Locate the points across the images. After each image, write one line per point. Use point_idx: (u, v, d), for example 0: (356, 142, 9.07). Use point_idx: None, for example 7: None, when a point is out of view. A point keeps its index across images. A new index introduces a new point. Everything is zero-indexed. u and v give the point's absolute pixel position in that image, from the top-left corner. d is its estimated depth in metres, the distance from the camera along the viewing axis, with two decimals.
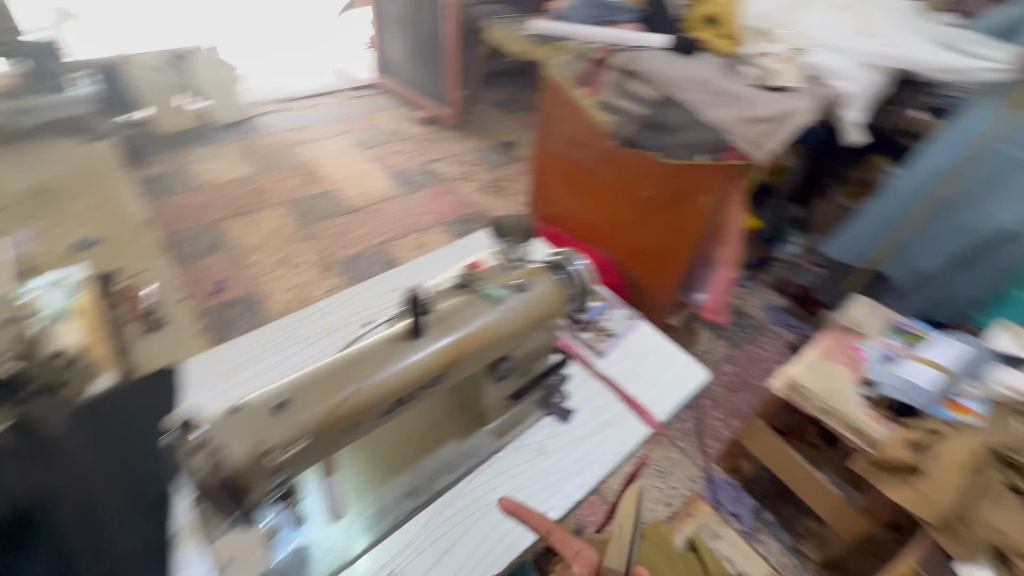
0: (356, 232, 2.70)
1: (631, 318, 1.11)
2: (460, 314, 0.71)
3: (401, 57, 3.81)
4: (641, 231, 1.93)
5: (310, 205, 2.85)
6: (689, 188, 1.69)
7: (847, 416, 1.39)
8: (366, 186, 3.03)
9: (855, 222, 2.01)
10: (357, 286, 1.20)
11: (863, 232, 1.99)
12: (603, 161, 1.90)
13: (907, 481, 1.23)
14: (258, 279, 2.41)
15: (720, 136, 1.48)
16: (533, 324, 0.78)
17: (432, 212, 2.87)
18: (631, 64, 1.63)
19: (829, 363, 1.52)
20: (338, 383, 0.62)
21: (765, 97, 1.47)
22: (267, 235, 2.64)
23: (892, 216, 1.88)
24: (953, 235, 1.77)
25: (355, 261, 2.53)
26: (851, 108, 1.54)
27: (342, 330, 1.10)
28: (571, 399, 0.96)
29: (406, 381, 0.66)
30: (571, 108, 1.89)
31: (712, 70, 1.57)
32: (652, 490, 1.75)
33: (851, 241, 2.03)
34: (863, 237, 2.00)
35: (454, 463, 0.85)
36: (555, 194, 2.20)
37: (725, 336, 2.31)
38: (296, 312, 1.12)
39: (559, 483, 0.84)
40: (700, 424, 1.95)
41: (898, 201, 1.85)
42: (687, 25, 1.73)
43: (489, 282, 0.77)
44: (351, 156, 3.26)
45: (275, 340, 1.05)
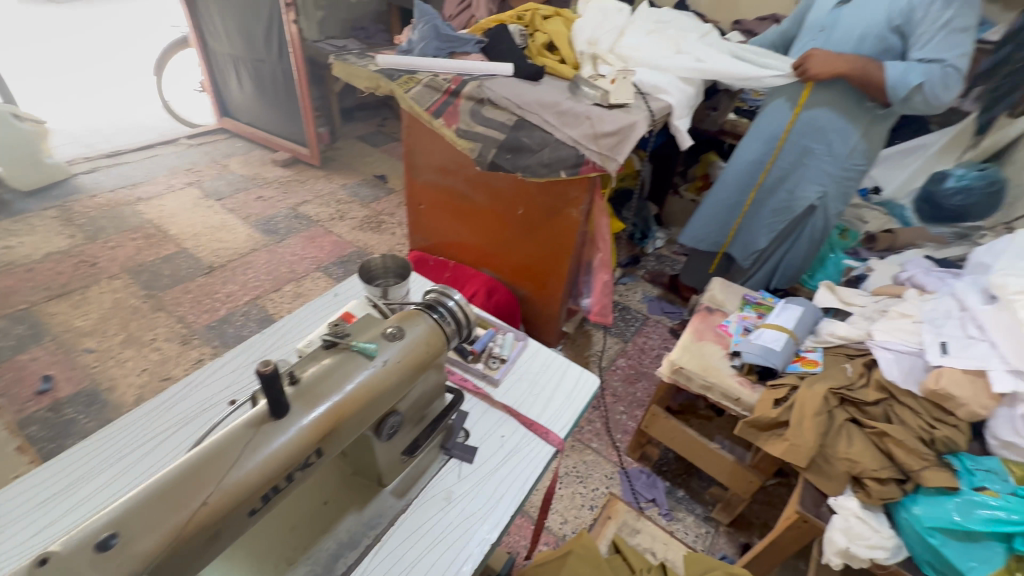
0: (218, 292, 2.42)
1: (518, 340, 1.12)
2: (326, 384, 0.66)
3: (246, 99, 3.56)
4: (523, 248, 1.96)
5: (158, 271, 2.49)
6: (558, 200, 1.76)
7: (724, 388, 1.56)
8: (225, 240, 2.74)
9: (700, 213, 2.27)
10: (216, 361, 1.03)
11: (709, 221, 2.25)
12: (475, 185, 1.92)
13: (779, 434, 1.40)
14: (97, 368, 2.02)
15: (576, 153, 1.59)
16: (418, 368, 0.76)
17: (307, 258, 2.68)
18: (484, 93, 1.68)
19: (703, 343, 1.69)
20: (184, 493, 0.54)
21: (610, 114, 1.59)
22: (102, 313, 2.24)
23: (726, 203, 2.17)
24: (774, 216, 2.09)
25: (222, 325, 2.26)
26: (677, 116, 1.76)
27: (213, 410, 0.94)
28: (472, 435, 0.94)
29: (271, 471, 0.59)
30: (436, 137, 1.89)
31: (560, 93, 1.68)
32: (576, 497, 1.77)
33: (703, 230, 2.29)
34: (710, 224, 2.26)
35: (357, 539, 0.77)
36: (436, 223, 2.17)
37: (617, 333, 2.45)
38: (140, 405, 0.93)
39: (469, 529, 0.81)
40: (608, 421, 2.04)
41: (728, 191, 2.14)
42: (528, 54, 1.85)
43: (359, 337, 0.73)
44: (202, 209, 2.93)
45: (119, 443, 0.87)
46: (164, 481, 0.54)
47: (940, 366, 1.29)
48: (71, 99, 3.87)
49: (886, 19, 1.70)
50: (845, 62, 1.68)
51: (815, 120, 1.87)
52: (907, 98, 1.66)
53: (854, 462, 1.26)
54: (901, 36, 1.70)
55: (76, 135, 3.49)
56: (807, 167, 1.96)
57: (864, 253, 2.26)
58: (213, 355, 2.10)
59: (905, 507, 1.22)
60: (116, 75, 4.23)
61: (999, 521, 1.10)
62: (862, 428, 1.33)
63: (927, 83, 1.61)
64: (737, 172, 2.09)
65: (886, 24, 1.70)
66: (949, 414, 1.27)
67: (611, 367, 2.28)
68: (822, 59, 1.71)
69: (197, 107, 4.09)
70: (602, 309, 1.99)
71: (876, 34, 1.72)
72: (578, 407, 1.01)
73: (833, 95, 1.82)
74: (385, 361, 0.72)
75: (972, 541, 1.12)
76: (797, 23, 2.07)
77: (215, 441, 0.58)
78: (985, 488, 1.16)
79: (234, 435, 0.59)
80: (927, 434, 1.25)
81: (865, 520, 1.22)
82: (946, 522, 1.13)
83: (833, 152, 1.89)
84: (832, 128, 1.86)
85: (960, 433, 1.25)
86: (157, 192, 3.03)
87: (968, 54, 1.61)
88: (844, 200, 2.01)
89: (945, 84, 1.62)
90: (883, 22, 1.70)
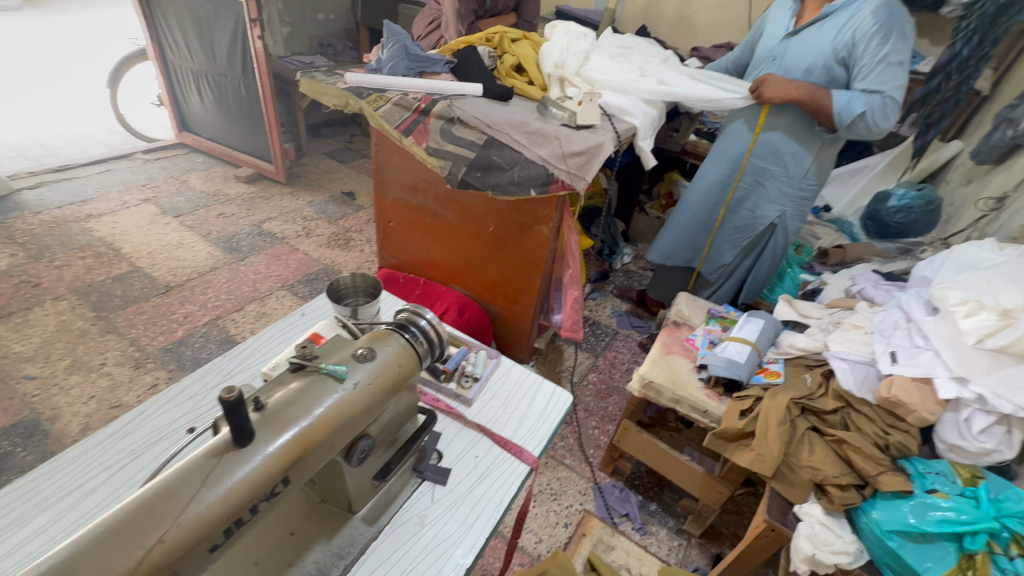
0: (175, 313, 2.31)
1: (490, 357, 1.12)
2: (293, 409, 0.64)
3: (207, 113, 3.47)
4: (492, 265, 1.98)
5: (109, 291, 2.36)
6: (528, 218, 1.78)
7: (694, 401, 1.59)
8: (183, 258, 2.63)
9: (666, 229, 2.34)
10: (175, 386, 0.98)
11: (674, 238, 2.32)
12: (445, 203, 1.93)
13: (746, 445, 1.43)
14: (38, 397, 1.88)
15: (545, 172, 1.62)
16: (389, 390, 0.74)
17: (272, 276, 2.60)
18: (454, 112, 1.69)
19: (672, 356, 1.72)
20: (138, 532, 0.51)
21: (577, 135, 1.63)
22: (45, 337, 2.10)
23: (692, 221, 2.25)
24: (737, 233, 2.20)
25: (180, 347, 2.15)
26: (641, 138, 1.82)
27: (170, 439, 0.89)
28: (445, 456, 0.92)
29: (235, 504, 0.56)
30: (406, 155, 1.90)
31: (529, 113, 1.71)
32: (551, 514, 1.76)
33: (668, 246, 2.36)
34: (675, 241, 2.33)
35: (325, 570, 0.74)
36: (405, 241, 2.16)
37: (587, 348, 2.48)
38: (88, 437, 0.87)
39: (443, 554, 0.79)
40: (581, 436, 2.05)
41: (693, 210, 2.22)
42: (497, 75, 1.90)
43: (328, 359, 0.71)
44: (159, 226, 2.82)
45: (61, 481, 0.81)
46: (116, 519, 0.51)
47: (891, 374, 1.36)
48: (16, 109, 3.69)
49: (831, 52, 1.81)
50: (796, 88, 1.79)
51: (771, 143, 1.98)
52: (852, 124, 1.78)
53: (816, 469, 1.31)
54: (845, 67, 1.83)
55: (23, 149, 3.33)
56: (765, 187, 2.06)
57: (818, 267, 2.37)
58: (169, 379, 2.00)
59: (865, 512, 1.26)
60: (66, 87, 4.06)
61: (951, 522, 1.15)
62: (823, 436, 1.38)
63: (869, 112, 1.73)
64: (701, 192, 2.17)
65: (831, 56, 1.82)
66: (901, 420, 1.34)
67: (583, 382, 2.30)
68: (775, 86, 1.82)
69: (154, 121, 3.95)
70: (573, 324, 2.02)
71: (823, 65, 1.85)
72: (552, 424, 1.01)
73: (784, 120, 1.93)
74: (356, 383, 0.70)
75: (927, 542, 1.17)
76: (748, 51, 2.19)
77: (172, 474, 0.55)
78: (936, 490, 1.22)
79: (194, 465, 0.57)
80: (882, 440, 1.31)
81: (828, 526, 1.26)
82: (903, 525, 1.18)
83: (789, 173, 2.00)
84: (787, 151, 1.96)
85: (911, 438, 1.31)
86: (109, 208, 2.89)
87: (903, 86, 1.74)
88: (801, 217, 2.11)
89: (885, 112, 1.74)
90: (828, 55, 1.82)
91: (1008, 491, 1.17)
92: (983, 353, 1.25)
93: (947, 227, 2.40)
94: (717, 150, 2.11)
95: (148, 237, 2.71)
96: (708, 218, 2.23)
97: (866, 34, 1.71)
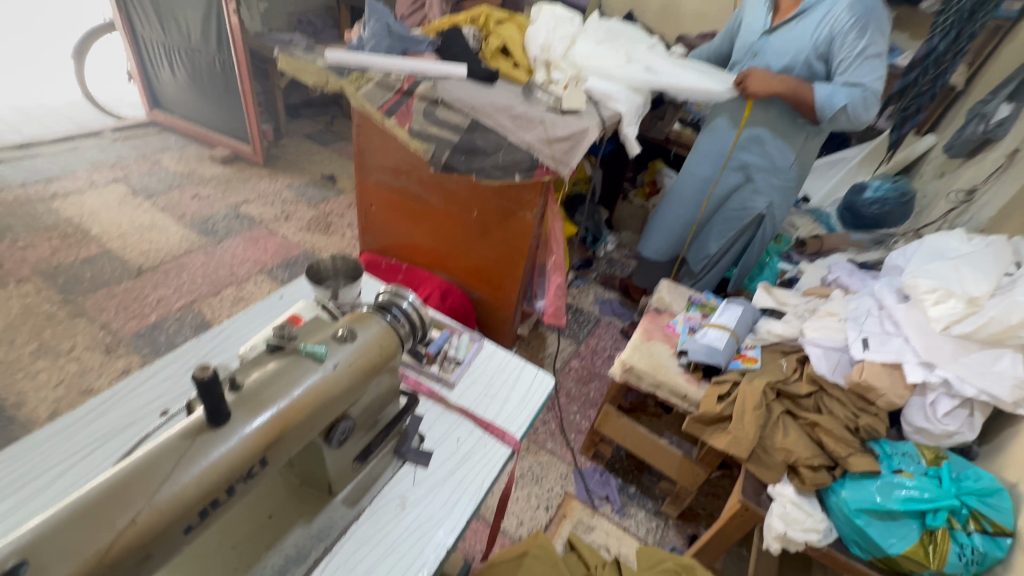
0: (148, 297, 2.24)
1: (473, 341, 1.11)
2: (272, 389, 0.63)
3: (180, 90, 3.34)
4: (475, 251, 1.96)
5: (79, 273, 2.28)
6: (512, 203, 1.77)
7: (674, 385, 1.61)
8: (156, 240, 2.55)
9: (655, 218, 2.37)
10: (149, 368, 0.96)
11: (660, 226, 2.35)
12: (428, 187, 1.90)
13: (723, 428, 1.47)
14: (2, 382, 1.81)
15: (530, 157, 1.61)
16: (370, 372, 0.73)
17: (250, 260, 2.54)
18: (438, 93, 1.67)
19: (653, 342, 1.75)
20: (111, 513, 0.49)
21: (562, 119, 1.61)
22: (9, 321, 2.02)
23: (678, 211, 2.27)
24: (722, 223, 2.23)
25: (153, 332, 2.09)
26: (626, 125, 1.81)
27: (144, 421, 0.87)
28: (427, 439, 0.92)
29: (212, 484, 0.55)
30: (388, 137, 1.86)
31: (514, 97, 1.69)
32: (533, 497, 1.78)
33: (655, 235, 2.38)
34: (661, 230, 2.35)
35: (304, 552, 0.73)
36: (387, 225, 2.13)
37: (570, 334, 2.50)
38: (58, 418, 0.85)
39: (426, 535, 0.79)
40: (563, 421, 2.07)
41: (680, 199, 2.24)
42: (482, 57, 1.87)
43: (308, 340, 0.70)
44: (130, 207, 2.72)
45: (29, 463, 0.78)
46: (86, 499, 0.49)
47: (862, 360, 1.41)
48: None
49: (811, 46, 1.83)
50: (780, 82, 1.80)
51: (758, 137, 2.00)
52: (834, 117, 1.81)
53: (790, 451, 1.35)
54: (824, 61, 1.85)
55: None
56: (752, 180, 2.09)
57: (796, 257, 2.39)
58: (142, 364, 1.95)
59: (834, 491, 1.31)
60: (27, 59, 3.85)
61: (914, 500, 1.19)
62: (796, 419, 1.42)
63: (850, 105, 1.76)
64: (688, 183, 2.19)
65: (812, 51, 1.84)
66: (871, 404, 1.38)
67: (565, 368, 2.31)
68: (761, 78, 1.81)
69: (123, 97, 3.78)
70: (556, 311, 2.03)
71: (804, 59, 1.86)
72: (534, 407, 1.01)
73: (770, 115, 1.94)
74: (337, 365, 0.69)
75: (892, 520, 1.21)
76: (728, 42, 2.20)
77: (146, 454, 0.54)
78: (902, 470, 1.26)
79: (168, 446, 0.55)
80: (852, 423, 1.36)
81: (799, 505, 1.30)
82: (870, 504, 1.22)
83: (774, 165, 2.03)
84: (772, 144, 1.99)
85: (880, 420, 1.35)
86: (76, 188, 2.77)
87: (881, 78, 1.77)
88: (786, 207, 2.16)
89: (865, 105, 1.77)
90: (809, 49, 1.84)
91: (967, 471, 1.23)
92: (949, 339, 1.30)
93: (920, 217, 2.44)
94: (703, 146, 2.11)
95: (118, 218, 2.62)
96: (694, 211, 2.25)
97: (844, 29, 1.73)
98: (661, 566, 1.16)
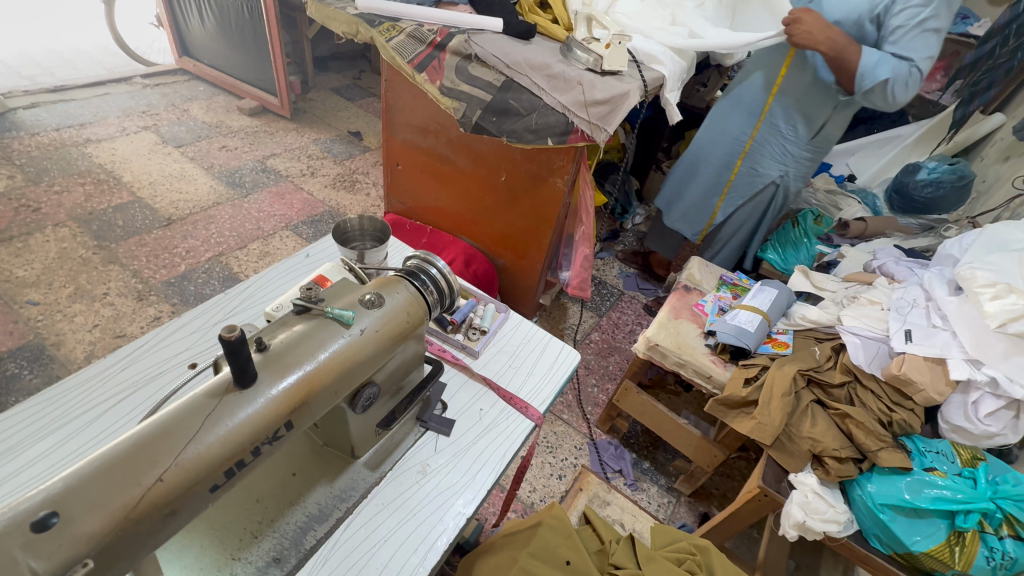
0: (177, 247, 2.27)
1: (500, 313, 1.09)
2: (298, 351, 0.61)
3: (209, 38, 3.28)
4: (503, 217, 1.92)
5: (110, 220, 2.31)
6: (544, 169, 1.70)
7: (700, 367, 1.58)
8: (185, 190, 2.56)
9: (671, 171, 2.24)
10: (178, 320, 0.96)
11: (673, 180, 2.23)
12: (457, 148, 1.84)
13: (747, 413, 1.43)
14: (42, 322, 1.88)
15: (564, 122, 1.54)
16: (394, 341, 0.71)
17: (275, 215, 2.54)
18: (472, 48, 1.58)
19: (681, 320, 1.70)
20: (138, 467, 0.49)
21: (601, 81, 1.52)
22: (46, 264, 2.07)
23: (693, 165, 2.14)
24: (735, 190, 2.11)
25: (182, 282, 2.13)
26: (669, 90, 1.69)
27: (172, 372, 0.88)
28: (450, 407, 0.91)
29: (237, 444, 0.55)
30: (417, 91, 1.78)
31: (551, 55, 1.59)
32: (547, 466, 1.80)
33: (668, 189, 2.26)
34: (673, 183, 2.24)
35: (326, 512, 0.73)
36: (413, 186, 2.08)
37: (592, 306, 2.46)
38: (91, 365, 0.86)
39: (447, 503, 0.79)
40: (581, 393, 2.06)
41: (699, 153, 2.11)
42: (519, 11, 1.75)
43: (333, 303, 0.68)
44: (159, 156, 2.73)
45: (66, 408, 0.80)
46: (112, 454, 0.49)
47: (903, 353, 1.33)
48: (9, 22, 3.50)
49: (868, 6, 1.65)
50: (833, 34, 1.59)
51: (791, 102, 1.86)
52: (871, 91, 1.65)
53: (817, 440, 1.31)
54: (878, 26, 1.67)
55: (17, 64, 3.17)
56: (776, 146, 1.95)
57: (836, 239, 2.28)
58: (172, 313, 1.99)
59: (860, 484, 1.27)
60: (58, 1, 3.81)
61: (944, 500, 1.16)
62: (826, 409, 1.37)
63: (893, 80, 1.60)
64: (711, 138, 2.05)
65: (868, 10, 1.65)
66: (906, 398, 1.32)
67: (585, 340, 2.29)
68: (814, 23, 1.60)
69: (152, 43, 3.74)
70: (581, 282, 1.99)
71: (857, 18, 1.67)
72: (559, 382, 0.99)
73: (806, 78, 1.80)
74: (362, 330, 0.67)
75: (918, 517, 1.18)
76: None
77: (172, 410, 0.53)
78: (934, 468, 1.22)
79: (195, 405, 0.54)
80: (886, 416, 1.30)
81: (821, 495, 1.27)
82: (898, 500, 1.19)
83: (802, 134, 1.90)
84: (803, 109, 1.85)
85: (917, 416, 1.30)
86: (108, 134, 2.79)
87: (932, 58, 1.62)
88: (802, 181, 2.05)
89: (907, 83, 1.62)
90: (865, 9, 1.65)
91: (1006, 474, 1.17)
92: (1003, 337, 1.23)
93: (976, 203, 2.33)
94: (734, 97, 1.97)
95: (148, 168, 2.63)
96: (707, 169, 2.10)
97: None
98: (674, 544, 1.15)
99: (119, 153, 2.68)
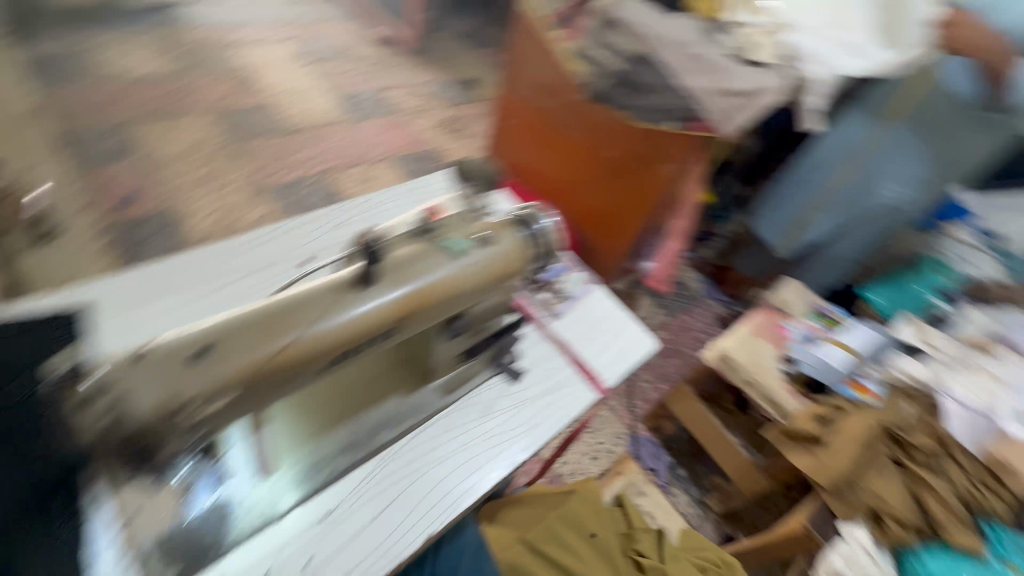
0: (293, 156, 2.45)
1: (587, 284, 1.08)
2: (415, 267, 0.65)
3: None
4: (598, 196, 1.87)
5: (241, 119, 2.52)
6: (654, 155, 1.63)
7: (770, 392, 1.49)
8: (308, 105, 2.73)
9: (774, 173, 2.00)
10: (298, 220, 1.04)
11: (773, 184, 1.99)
12: (568, 114, 1.75)
13: (809, 449, 1.34)
14: (175, 198, 2.12)
15: (685, 105, 1.48)
16: (494, 281, 0.74)
17: (382, 145, 2.66)
18: (614, 13, 1.53)
19: (760, 340, 1.61)
20: (273, 330, 0.56)
21: (743, 71, 1.46)
22: (184, 147, 2.31)
23: (801, 170, 1.90)
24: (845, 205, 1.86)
25: (291, 189, 2.31)
26: (813, 93, 1.58)
27: (285, 265, 0.97)
28: (522, 358, 0.93)
29: (348, 336, 0.60)
30: (542, 51, 1.70)
31: (693, 33, 1.51)
32: (584, 445, 1.82)
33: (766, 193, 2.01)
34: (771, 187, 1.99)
35: (395, 420, 0.79)
36: (512, 145, 2.06)
37: (664, 303, 2.39)
38: (223, 242, 0.96)
39: (502, 445, 0.83)
40: (632, 385, 2.04)
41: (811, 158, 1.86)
42: None
43: (450, 232, 0.71)
44: (291, 67, 2.91)
45: (201, 275, 0.91)
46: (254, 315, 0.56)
47: None
48: None
49: None
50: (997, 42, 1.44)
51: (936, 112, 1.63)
52: None
53: (882, 499, 1.24)
54: None
55: None
56: (905, 161, 1.73)
57: None
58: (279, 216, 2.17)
59: (918, 556, 1.21)
60: None
61: None
62: (902, 470, 1.27)
63: None
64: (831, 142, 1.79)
65: None
66: (1000, 485, 1.23)
67: None
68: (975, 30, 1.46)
69: None
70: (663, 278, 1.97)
71: None
72: (629, 365, 0.98)
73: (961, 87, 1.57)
74: (469, 262, 0.70)
75: None
76: None
77: (305, 290, 0.59)
78: (1008, 561, 1.16)
79: (320, 292, 0.60)
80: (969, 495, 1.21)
81: (873, 556, 1.21)
82: None
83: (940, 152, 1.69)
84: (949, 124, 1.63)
85: (1006, 505, 1.20)
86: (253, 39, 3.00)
87: None
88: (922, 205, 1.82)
89: None
90: None
91: None
92: None
93: None
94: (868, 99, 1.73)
95: (280, 76, 2.81)
96: (814, 176, 1.86)
97: None
98: (701, 552, 1.14)
99: (258, 58, 2.87)
